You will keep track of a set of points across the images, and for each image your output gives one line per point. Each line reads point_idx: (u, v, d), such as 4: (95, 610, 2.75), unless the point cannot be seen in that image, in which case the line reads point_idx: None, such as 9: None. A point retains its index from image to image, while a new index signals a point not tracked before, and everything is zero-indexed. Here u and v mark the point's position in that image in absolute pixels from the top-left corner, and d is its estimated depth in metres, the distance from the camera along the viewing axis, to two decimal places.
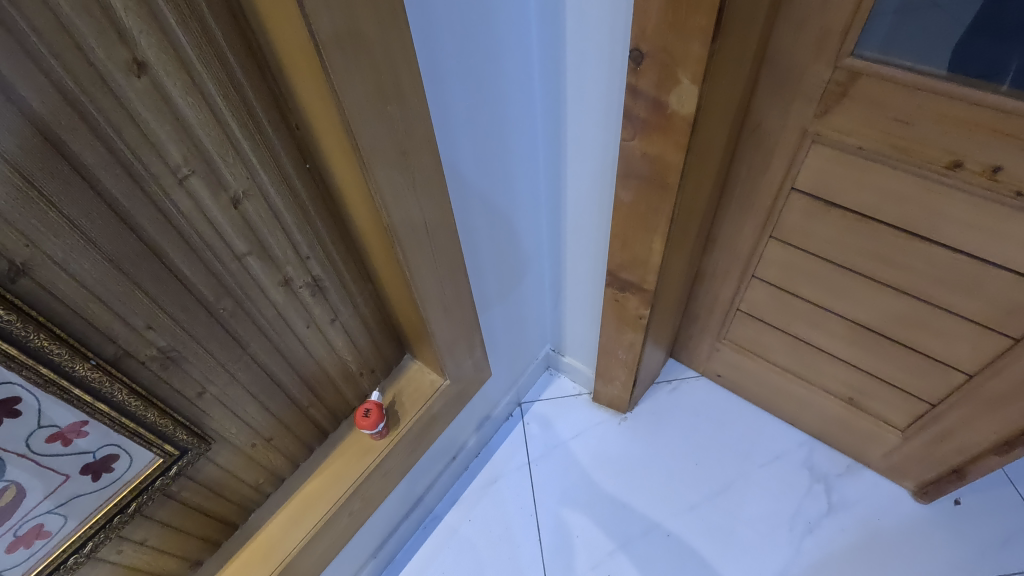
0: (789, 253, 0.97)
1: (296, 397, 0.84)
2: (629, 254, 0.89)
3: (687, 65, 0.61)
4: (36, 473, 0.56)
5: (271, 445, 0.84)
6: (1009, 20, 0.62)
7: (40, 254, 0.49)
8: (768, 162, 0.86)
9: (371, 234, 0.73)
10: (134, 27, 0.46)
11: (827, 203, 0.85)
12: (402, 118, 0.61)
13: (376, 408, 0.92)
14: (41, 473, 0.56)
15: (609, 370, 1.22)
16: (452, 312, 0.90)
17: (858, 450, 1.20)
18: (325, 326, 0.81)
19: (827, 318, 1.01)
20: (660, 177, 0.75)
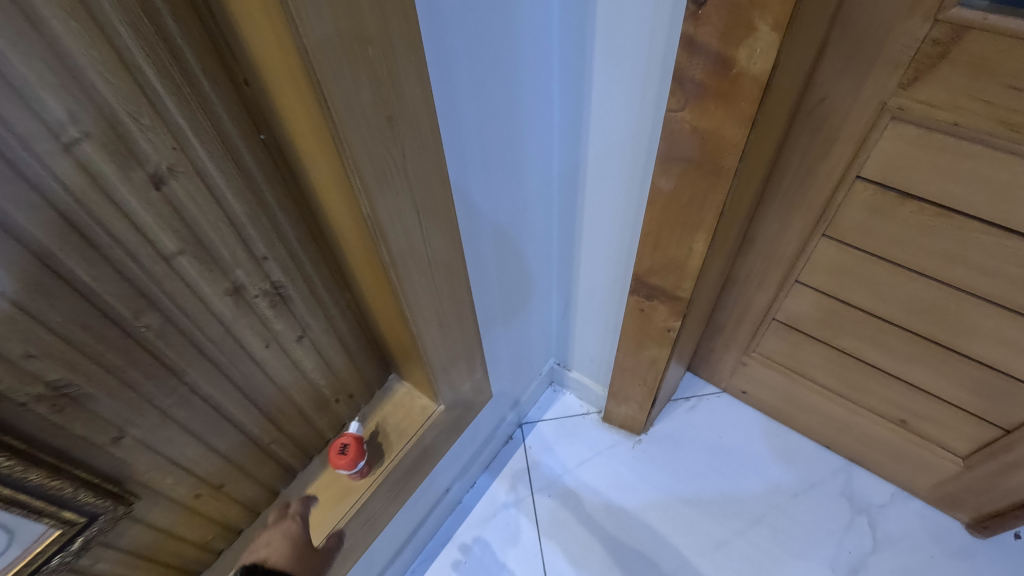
0: (843, 256, 0.82)
1: (253, 432, 0.67)
2: (661, 256, 0.74)
3: (768, 6, 0.46)
4: None
5: (222, 493, 0.68)
6: None
7: None
8: (828, 146, 0.71)
9: (347, 230, 0.57)
10: None
11: (900, 195, 0.71)
12: (389, 73, 0.45)
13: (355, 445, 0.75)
14: None
15: (624, 389, 1.07)
16: (448, 328, 0.74)
17: (904, 478, 1.07)
18: (289, 345, 0.65)
19: (882, 330, 0.87)
20: (712, 159, 0.60)
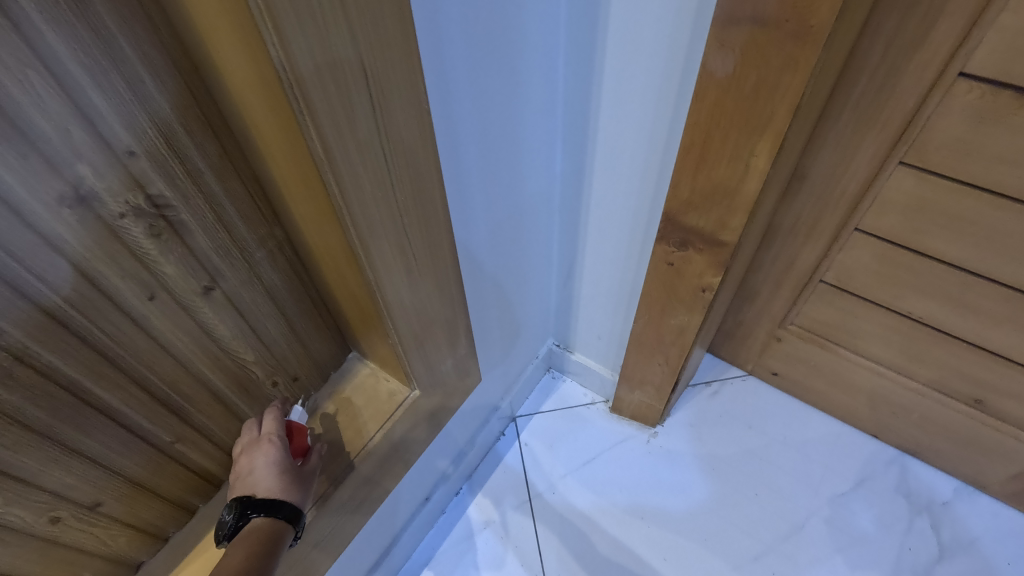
0: (925, 189, 0.65)
1: (143, 425, 0.47)
2: (705, 181, 0.56)
3: None
4: None
5: (101, 514, 0.48)
6: None
7: None
8: (926, 30, 0.53)
9: (260, 110, 0.37)
10: None
11: (1018, 95, 0.54)
12: None
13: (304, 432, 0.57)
14: None
15: (639, 371, 0.89)
16: (423, 280, 0.55)
17: (970, 469, 0.90)
18: (193, 302, 0.46)
19: (966, 285, 0.70)
20: (796, 15, 0.41)
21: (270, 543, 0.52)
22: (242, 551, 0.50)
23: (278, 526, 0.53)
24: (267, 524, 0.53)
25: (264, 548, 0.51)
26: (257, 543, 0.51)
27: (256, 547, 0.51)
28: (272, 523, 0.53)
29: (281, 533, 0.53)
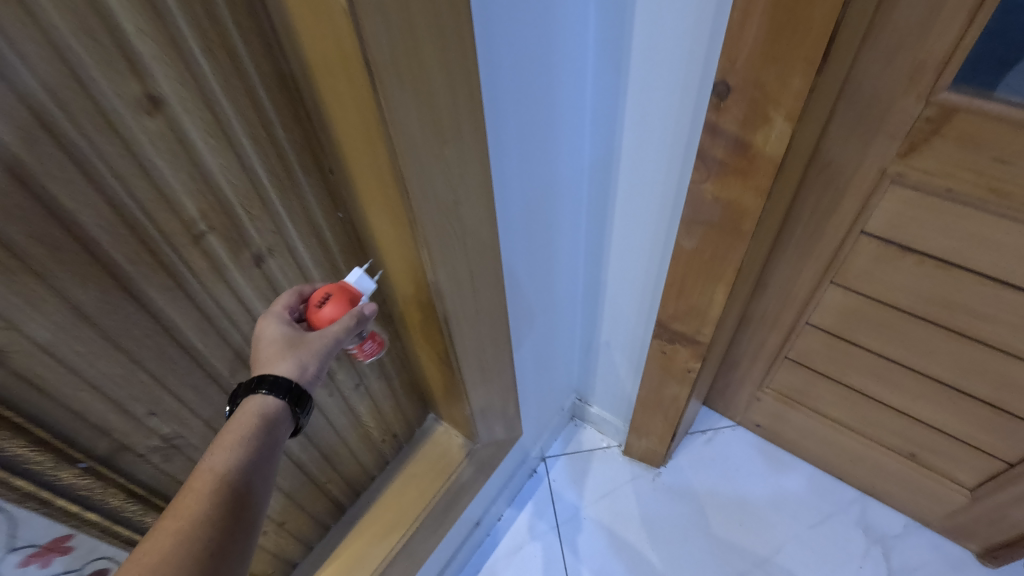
0: (851, 301, 0.89)
1: (312, 471, 0.73)
2: (684, 304, 0.81)
3: (782, 101, 0.53)
4: None
5: (283, 530, 0.73)
6: None
7: (21, 337, 0.38)
8: (836, 204, 0.78)
9: (407, 290, 0.63)
10: (150, 57, 0.36)
11: (902, 249, 0.78)
12: (459, 163, 0.52)
13: (344, 295, 0.52)
14: None
15: (644, 424, 1.12)
16: (489, 371, 0.80)
17: (916, 508, 1.11)
18: (348, 393, 0.71)
19: (890, 369, 0.93)
20: (733, 223, 0.66)
21: (260, 432, 0.46)
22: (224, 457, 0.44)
23: (254, 446, 0.46)
24: (254, 418, 0.47)
25: (255, 439, 0.46)
26: (225, 470, 0.43)
27: (228, 473, 0.43)
28: (263, 414, 0.47)
29: (278, 424, 0.48)
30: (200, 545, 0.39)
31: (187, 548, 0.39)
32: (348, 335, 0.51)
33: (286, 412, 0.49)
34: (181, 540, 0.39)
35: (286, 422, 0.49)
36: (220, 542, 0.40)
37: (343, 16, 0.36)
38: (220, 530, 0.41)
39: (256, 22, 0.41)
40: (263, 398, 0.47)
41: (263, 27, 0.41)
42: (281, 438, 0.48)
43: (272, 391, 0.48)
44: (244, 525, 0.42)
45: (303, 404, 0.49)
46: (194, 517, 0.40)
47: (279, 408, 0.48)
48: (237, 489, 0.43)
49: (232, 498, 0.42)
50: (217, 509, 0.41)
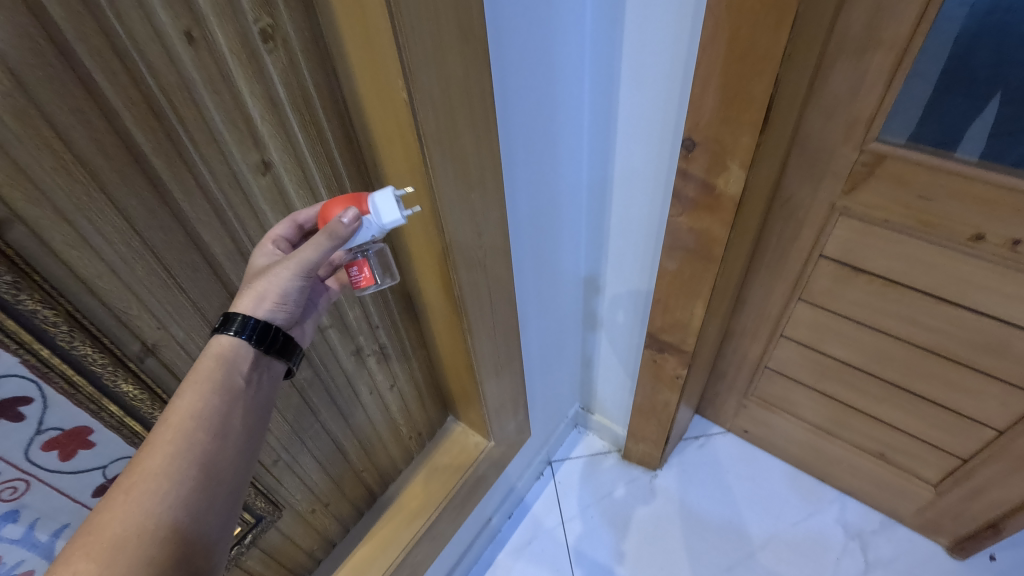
0: (818, 315, 1.01)
1: (352, 459, 0.86)
2: (670, 318, 0.94)
3: (737, 153, 0.67)
4: None
5: (328, 511, 0.86)
6: None
7: (168, 335, 0.51)
8: (798, 231, 0.92)
9: (437, 304, 0.77)
10: (267, 134, 0.51)
11: (855, 270, 0.91)
12: (482, 204, 0.66)
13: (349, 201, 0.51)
14: None
15: (641, 429, 1.24)
16: (503, 375, 0.93)
17: (889, 505, 1.22)
18: (384, 392, 0.85)
19: (856, 375, 1.05)
20: (705, 249, 0.80)
21: (222, 370, 0.49)
22: (189, 402, 0.46)
23: (216, 391, 0.47)
24: (215, 362, 0.49)
25: (217, 380, 0.48)
26: (188, 420, 0.45)
27: (191, 423, 0.45)
28: (227, 354, 0.49)
29: (242, 359, 0.50)
30: (169, 496, 0.42)
31: (158, 500, 0.41)
32: (327, 250, 0.50)
33: (249, 351, 0.50)
34: (151, 494, 0.41)
35: (252, 356, 0.51)
36: (191, 489, 0.43)
37: (405, 104, 0.51)
38: (190, 480, 0.43)
39: (337, 105, 0.56)
40: (225, 340, 0.49)
41: (341, 108, 0.56)
42: (262, 365, 0.52)
43: (229, 334, 0.49)
44: (212, 471, 0.45)
45: (268, 340, 0.51)
46: (160, 469, 0.42)
47: (243, 348, 0.50)
48: (201, 439, 0.45)
49: (206, 432, 0.45)
50: (183, 459, 0.44)
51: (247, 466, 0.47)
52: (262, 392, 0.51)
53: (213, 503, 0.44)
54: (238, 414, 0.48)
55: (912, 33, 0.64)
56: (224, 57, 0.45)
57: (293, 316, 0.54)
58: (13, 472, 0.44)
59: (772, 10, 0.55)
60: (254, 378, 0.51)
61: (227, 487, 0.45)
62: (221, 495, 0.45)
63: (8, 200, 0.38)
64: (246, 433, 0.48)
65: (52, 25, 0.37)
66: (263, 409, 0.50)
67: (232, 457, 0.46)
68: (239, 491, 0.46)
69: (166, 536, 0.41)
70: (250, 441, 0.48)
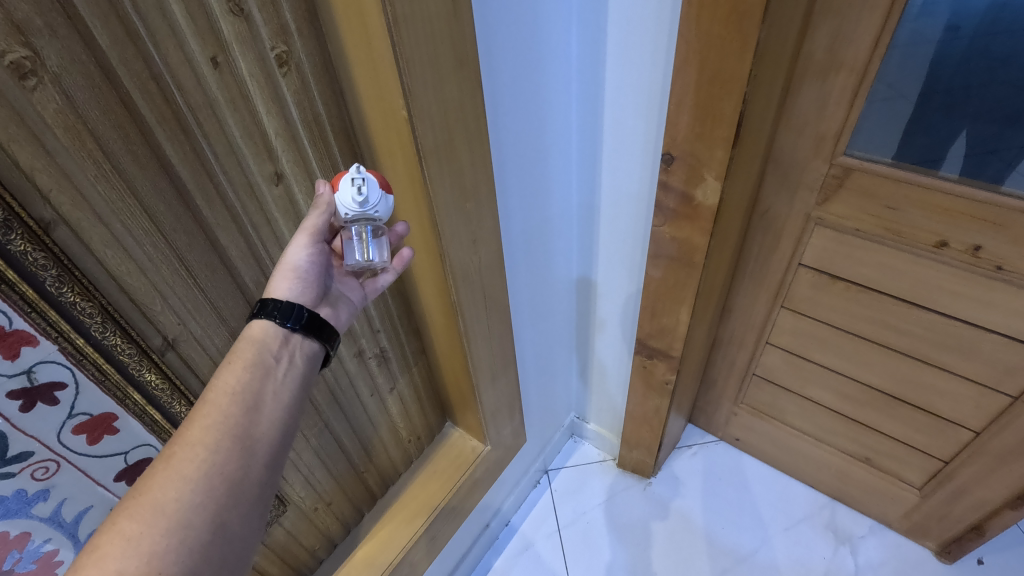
0: (800, 322, 1.06)
1: (354, 459, 0.90)
2: (657, 324, 0.98)
3: (712, 166, 0.73)
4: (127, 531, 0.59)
5: (329, 509, 0.90)
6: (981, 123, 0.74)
7: (187, 331, 0.56)
8: (777, 241, 0.97)
9: (435, 309, 0.82)
10: (280, 148, 0.56)
11: (832, 277, 0.96)
12: (476, 213, 0.71)
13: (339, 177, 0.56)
14: None
15: (634, 436, 1.28)
16: (498, 380, 0.97)
17: (878, 510, 1.24)
18: (385, 394, 0.89)
19: (838, 380, 1.09)
20: (687, 256, 0.85)
21: (255, 349, 0.54)
22: (226, 381, 0.51)
23: (249, 369, 0.52)
24: (248, 344, 0.54)
25: (251, 359, 0.53)
26: (223, 396, 0.50)
27: (225, 399, 0.50)
28: (258, 336, 0.54)
29: (273, 340, 0.55)
30: (207, 461, 0.46)
31: (196, 466, 0.45)
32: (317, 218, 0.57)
33: (278, 329, 0.56)
34: (189, 461, 0.45)
35: (282, 337, 0.56)
36: (227, 455, 0.47)
37: (404, 121, 0.56)
38: (226, 448, 0.47)
39: (343, 123, 0.61)
40: (256, 325, 0.55)
41: (347, 126, 0.62)
42: (293, 343, 0.56)
43: (259, 318, 0.55)
44: (246, 439, 0.49)
45: (292, 316, 0.56)
46: (198, 439, 0.47)
47: (272, 327, 0.55)
48: (235, 412, 0.49)
49: (240, 406, 0.50)
50: (218, 429, 0.48)
51: (280, 436, 0.51)
52: (293, 370, 0.55)
53: (248, 469, 0.48)
54: (269, 389, 0.52)
55: (869, 56, 0.71)
56: (244, 80, 0.51)
57: (318, 294, 0.60)
58: (46, 452, 0.48)
59: (736, 36, 0.61)
60: (284, 356, 0.55)
61: (262, 454, 0.49)
62: (255, 461, 0.48)
63: (56, 204, 0.43)
64: (278, 406, 0.52)
65: (99, 53, 0.42)
66: (294, 385, 0.54)
67: (265, 428, 0.50)
68: (273, 458, 0.50)
69: (204, 497, 0.45)
70: (283, 413, 0.52)
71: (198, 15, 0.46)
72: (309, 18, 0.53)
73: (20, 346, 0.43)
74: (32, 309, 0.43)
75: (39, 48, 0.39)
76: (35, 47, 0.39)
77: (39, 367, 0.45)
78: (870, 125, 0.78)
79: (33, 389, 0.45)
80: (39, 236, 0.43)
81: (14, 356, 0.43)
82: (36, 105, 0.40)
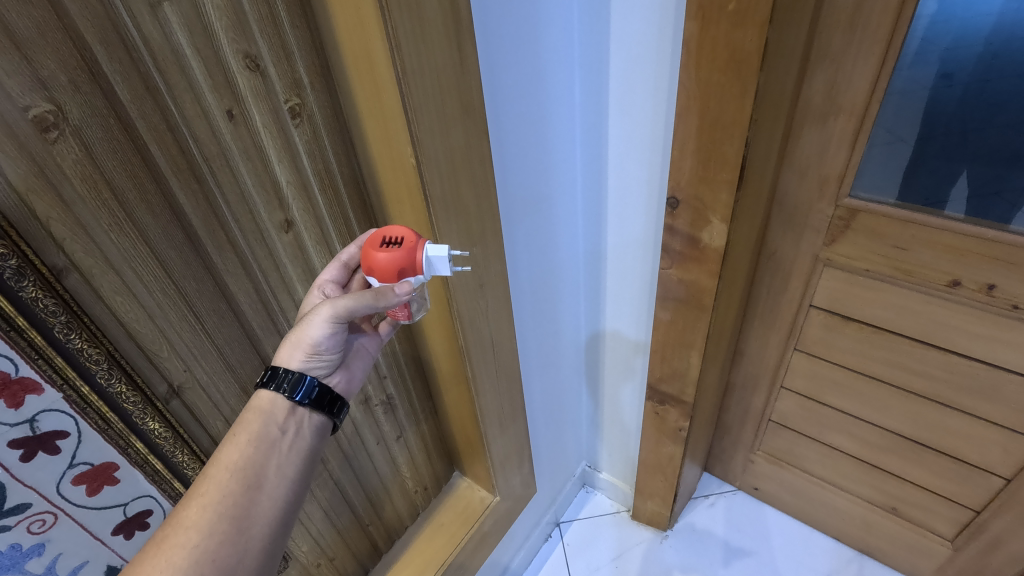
0: (814, 365, 1.04)
1: (359, 511, 0.87)
2: (668, 367, 0.97)
3: (717, 209, 0.73)
4: None
5: (332, 566, 0.87)
6: (984, 163, 0.74)
7: (192, 378, 0.56)
8: (786, 283, 0.96)
9: (443, 355, 0.81)
10: (292, 196, 0.58)
11: (845, 319, 0.94)
12: (483, 257, 0.71)
13: (401, 252, 0.52)
14: None
15: (647, 485, 1.24)
16: (507, 427, 0.95)
17: (909, 564, 1.18)
18: (391, 443, 0.88)
19: (858, 425, 1.06)
20: (696, 299, 0.84)
21: (261, 422, 0.53)
22: (229, 456, 0.50)
23: (253, 443, 0.51)
24: (254, 413, 0.53)
25: (257, 433, 0.52)
26: (224, 473, 0.49)
27: (225, 476, 0.49)
28: (265, 405, 0.53)
29: (279, 411, 0.54)
30: (199, 548, 0.46)
31: (187, 554, 0.45)
32: (371, 309, 0.52)
33: (285, 401, 0.54)
34: (182, 547, 0.45)
35: (290, 406, 0.54)
36: (221, 540, 0.47)
37: (413, 167, 0.57)
38: (221, 531, 0.47)
39: (353, 172, 0.63)
40: (263, 395, 0.54)
41: (356, 174, 0.63)
42: (300, 414, 0.55)
43: (267, 389, 0.54)
44: (244, 521, 0.48)
45: (299, 389, 0.54)
46: (193, 522, 0.47)
47: (279, 400, 0.54)
48: (235, 491, 0.49)
49: (240, 486, 0.49)
50: (215, 512, 0.47)
51: (279, 515, 0.51)
52: (300, 441, 0.54)
53: (243, 553, 0.48)
54: (272, 465, 0.51)
55: (868, 101, 0.72)
56: (258, 132, 0.53)
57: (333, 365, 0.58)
58: (44, 503, 0.47)
59: (735, 82, 0.62)
60: (291, 426, 0.54)
61: (258, 536, 0.49)
62: (252, 544, 0.49)
63: (69, 251, 0.44)
64: (280, 482, 0.52)
65: (120, 106, 0.44)
66: (299, 459, 0.53)
67: (264, 507, 0.50)
68: (270, 539, 0.50)
69: None
70: (284, 489, 0.52)
71: (216, 71, 0.48)
72: (322, 72, 0.56)
73: (24, 394, 0.43)
74: (40, 356, 0.43)
75: (62, 103, 0.41)
76: (59, 102, 0.41)
77: (42, 416, 0.45)
78: (873, 167, 0.79)
79: (35, 438, 0.44)
80: (51, 282, 0.43)
81: (18, 405, 0.43)
82: (55, 156, 0.41)
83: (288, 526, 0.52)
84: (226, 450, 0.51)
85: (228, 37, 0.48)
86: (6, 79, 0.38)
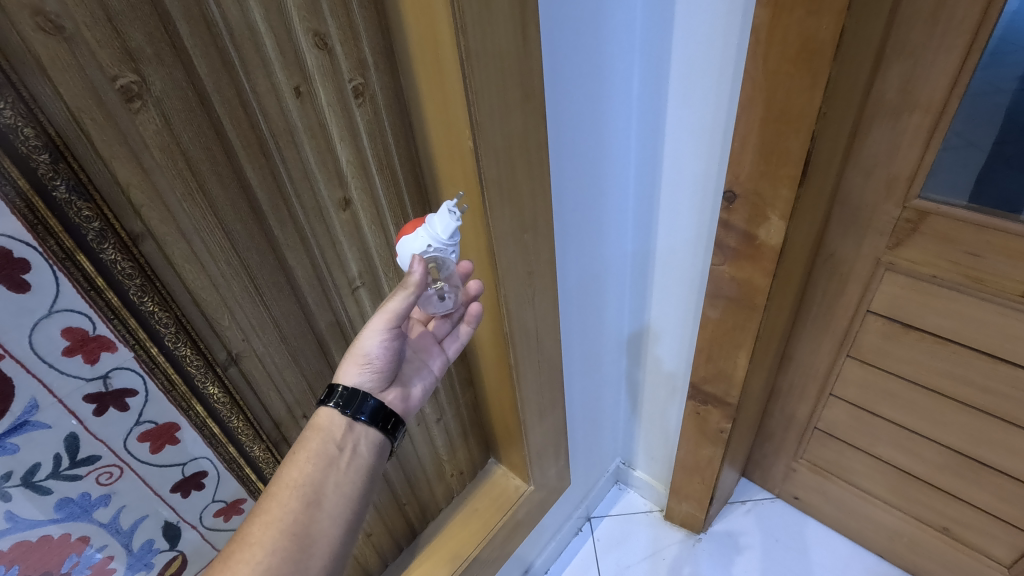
0: (868, 373, 1.00)
1: (397, 490, 0.89)
2: (713, 367, 0.95)
3: (777, 205, 0.71)
4: (186, 542, 0.59)
5: (370, 541, 0.89)
6: None
7: (250, 348, 0.58)
8: (843, 286, 0.93)
9: (487, 341, 0.82)
10: (351, 175, 0.59)
11: (905, 327, 0.90)
12: (534, 245, 0.71)
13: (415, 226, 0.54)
14: (187, 545, 0.60)
15: (684, 487, 1.21)
16: (546, 417, 0.95)
17: None
18: (431, 425, 0.89)
19: (911, 439, 1.01)
20: (747, 298, 0.82)
21: (320, 442, 0.55)
22: (290, 475, 0.52)
23: (312, 460, 0.53)
24: (312, 432, 0.55)
25: (319, 452, 0.54)
26: (286, 491, 0.51)
27: (287, 493, 0.51)
28: (324, 424, 0.56)
29: (337, 429, 0.56)
30: (262, 564, 0.47)
31: (251, 569, 0.47)
32: (407, 301, 0.55)
33: (344, 418, 0.56)
34: (247, 563, 0.47)
35: (348, 424, 0.56)
36: (283, 557, 0.48)
37: (470, 151, 0.58)
38: (283, 547, 0.49)
39: (410, 154, 0.63)
40: (324, 413, 0.56)
41: (414, 157, 0.64)
42: (358, 432, 0.57)
43: (327, 406, 0.56)
44: (305, 539, 0.50)
45: (356, 405, 0.57)
46: (258, 539, 0.49)
47: (337, 416, 0.56)
48: (296, 508, 0.51)
49: (300, 503, 0.51)
50: (277, 529, 0.49)
51: (339, 534, 0.51)
52: (358, 458, 0.56)
53: (305, 570, 0.49)
54: (331, 482, 0.53)
55: (946, 96, 0.68)
56: (323, 110, 0.54)
57: (386, 380, 0.60)
58: (112, 457, 0.49)
59: (806, 73, 0.60)
60: (349, 444, 0.56)
61: (319, 555, 0.50)
62: (313, 562, 0.49)
63: (145, 219, 0.46)
64: (339, 500, 0.53)
65: (197, 80, 0.45)
66: (357, 476, 0.54)
67: (324, 525, 0.51)
68: (331, 559, 0.50)
69: None
70: (344, 507, 0.53)
71: (286, 47, 0.49)
72: (385, 53, 0.56)
73: (99, 351, 0.46)
74: (114, 316, 0.46)
75: (146, 74, 0.43)
76: (143, 74, 0.42)
77: (115, 373, 0.47)
78: (947, 168, 0.75)
79: (107, 395, 0.47)
80: (128, 247, 0.45)
81: (93, 361, 0.46)
82: (138, 126, 0.43)
83: (349, 546, 0.53)
84: (289, 469, 0.53)
85: (300, 15, 0.49)
86: (98, 48, 0.40)
